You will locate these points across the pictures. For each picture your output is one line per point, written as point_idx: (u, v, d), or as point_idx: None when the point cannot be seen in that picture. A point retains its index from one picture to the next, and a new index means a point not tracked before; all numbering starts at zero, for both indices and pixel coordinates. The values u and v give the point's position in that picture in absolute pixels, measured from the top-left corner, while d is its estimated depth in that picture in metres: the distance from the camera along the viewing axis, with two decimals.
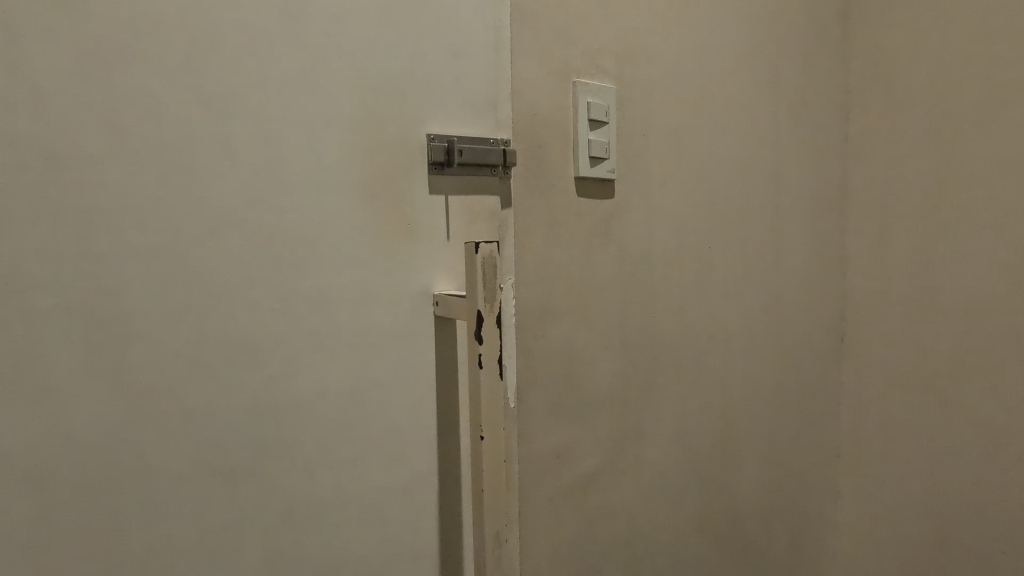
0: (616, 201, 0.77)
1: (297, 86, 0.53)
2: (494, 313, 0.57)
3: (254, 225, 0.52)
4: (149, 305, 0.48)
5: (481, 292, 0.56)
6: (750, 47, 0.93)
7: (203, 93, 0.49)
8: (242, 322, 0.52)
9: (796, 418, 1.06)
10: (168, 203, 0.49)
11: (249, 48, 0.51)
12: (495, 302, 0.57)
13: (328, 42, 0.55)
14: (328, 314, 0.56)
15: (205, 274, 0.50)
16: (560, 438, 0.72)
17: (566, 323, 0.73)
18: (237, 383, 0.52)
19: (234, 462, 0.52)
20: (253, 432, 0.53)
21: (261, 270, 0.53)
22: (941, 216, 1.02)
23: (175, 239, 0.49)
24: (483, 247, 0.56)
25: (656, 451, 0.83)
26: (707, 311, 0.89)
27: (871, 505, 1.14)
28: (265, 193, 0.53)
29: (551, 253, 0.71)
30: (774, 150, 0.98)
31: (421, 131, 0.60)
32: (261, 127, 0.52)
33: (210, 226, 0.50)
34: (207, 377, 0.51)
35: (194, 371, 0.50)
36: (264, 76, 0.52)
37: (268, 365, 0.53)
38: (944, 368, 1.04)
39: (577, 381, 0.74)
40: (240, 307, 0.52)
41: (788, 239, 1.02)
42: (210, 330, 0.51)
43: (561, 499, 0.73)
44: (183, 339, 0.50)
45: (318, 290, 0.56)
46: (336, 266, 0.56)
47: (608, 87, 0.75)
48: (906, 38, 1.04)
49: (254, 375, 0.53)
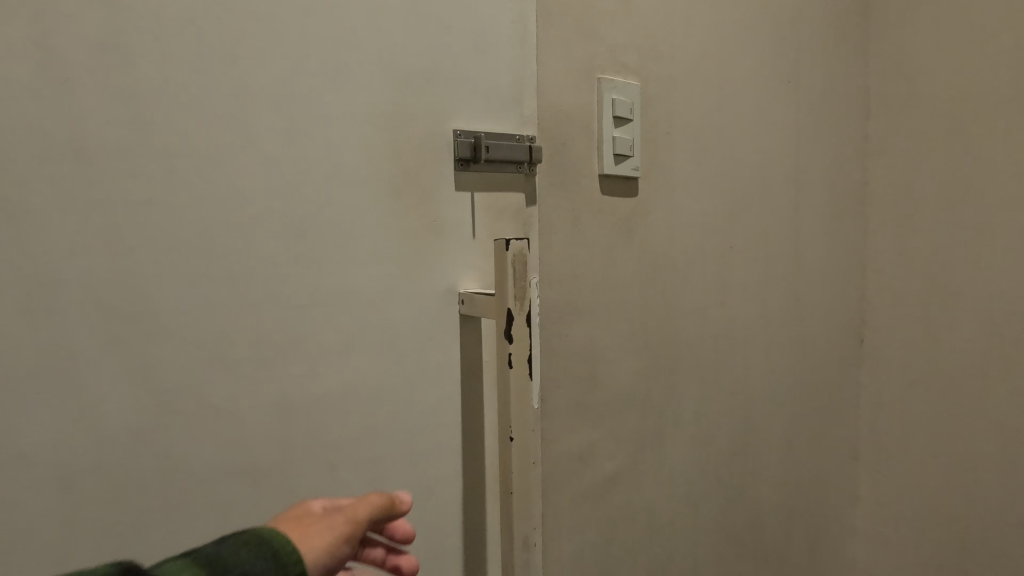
0: (640, 199, 0.76)
1: (326, 80, 0.53)
2: (525, 311, 0.56)
3: (282, 221, 0.52)
4: (176, 301, 0.47)
5: (511, 290, 0.55)
6: (771, 44, 0.92)
7: (232, 88, 0.49)
8: (268, 319, 0.51)
9: (815, 420, 1.05)
10: (195, 198, 0.48)
11: (278, 42, 0.51)
12: (525, 301, 0.56)
13: (356, 34, 0.54)
14: (354, 311, 0.55)
15: (231, 270, 0.50)
16: (582, 438, 0.72)
17: (589, 322, 0.72)
18: (263, 380, 0.51)
19: (260, 461, 0.51)
20: (278, 431, 0.52)
21: (288, 267, 0.52)
22: (964, 216, 1.00)
23: (203, 235, 0.48)
24: (513, 243, 0.55)
25: (678, 453, 0.82)
26: (728, 309, 0.88)
27: (890, 508, 1.13)
28: (293, 188, 0.52)
29: (575, 252, 0.70)
30: (795, 149, 0.97)
31: (448, 126, 0.60)
32: (290, 121, 0.51)
33: (236, 222, 0.50)
34: (234, 375, 0.50)
35: (220, 369, 0.49)
36: (294, 70, 0.51)
37: (293, 362, 0.53)
38: (967, 370, 1.02)
39: (599, 381, 0.73)
40: (266, 303, 0.51)
41: (808, 238, 1.01)
42: (237, 327, 0.50)
43: (583, 501, 0.72)
44: (211, 337, 0.49)
45: (344, 286, 0.55)
46: (363, 262, 0.56)
47: (632, 84, 0.74)
48: (927, 36, 1.03)
49: (280, 372, 0.52)
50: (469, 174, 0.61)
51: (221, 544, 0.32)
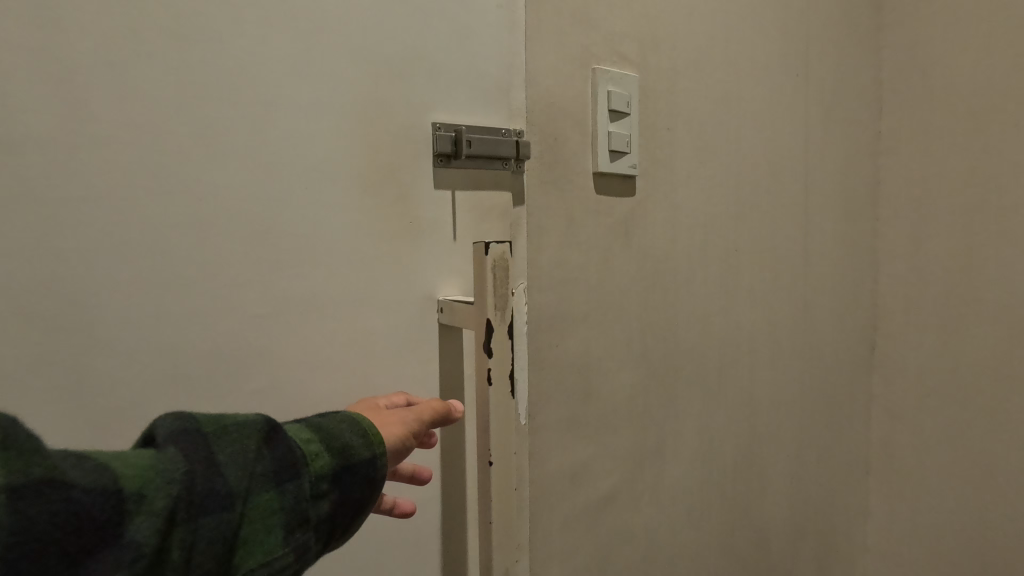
0: (639, 199, 0.71)
1: (291, 65, 0.48)
2: (507, 321, 0.51)
3: (240, 222, 0.47)
4: (121, 309, 0.43)
5: (491, 300, 0.50)
6: (780, 35, 0.87)
7: (182, 72, 0.44)
8: (227, 329, 0.47)
9: (825, 433, 0.99)
10: (141, 195, 0.43)
11: (236, 22, 0.46)
12: (506, 311, 0.51)
13: (324, 16, 0.49)
14: (322, 320, 0.51)
15: (184, 275, 0.45)
16: (576, 456, 0.66)
17: (583, 331, 0.66)
18: (216, 399, 0.47)
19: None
20: None
21: (248, 271, 0.47)
22: (984, 218, 0.94)
23: (151, 237, 0.44)
24: (494, 247, 0.50)
25: (679, 469, 0.77)
26: (733, 317, 0.83)
27: (904, 525, 1.07)
28: (254, 185, 0.47)
29: (569, 255, 0.65)
30: (804, 147, 0.92)
31: (427, 119, 0.55)
32: (251, 110, 0.47)
33: (189, 222, 0.45)
34: (186, 391, 0.45)
35: (172, 385, 0.45)
36: (254, 53, 0.46)
37: (252, 380, 0.48)
38: (988, 383, 0.95)
39: (593, 395, 0.68)
40: (224, 312, 0.47)
41: (818, 241, 0.95)
42: (188, 339, 0.45)
43: (576, 523, 0.67)
44: (158, 350, 0.44)
45: (312, 293, 0.50)
46: (328, 266, 0.51)
47: (630, 75, 0.69)
48: (947, 27, 0.96)
49: (236, 387, 0.47)
50: (451, 171, 0.56)
51: (323, 417, 0.37)
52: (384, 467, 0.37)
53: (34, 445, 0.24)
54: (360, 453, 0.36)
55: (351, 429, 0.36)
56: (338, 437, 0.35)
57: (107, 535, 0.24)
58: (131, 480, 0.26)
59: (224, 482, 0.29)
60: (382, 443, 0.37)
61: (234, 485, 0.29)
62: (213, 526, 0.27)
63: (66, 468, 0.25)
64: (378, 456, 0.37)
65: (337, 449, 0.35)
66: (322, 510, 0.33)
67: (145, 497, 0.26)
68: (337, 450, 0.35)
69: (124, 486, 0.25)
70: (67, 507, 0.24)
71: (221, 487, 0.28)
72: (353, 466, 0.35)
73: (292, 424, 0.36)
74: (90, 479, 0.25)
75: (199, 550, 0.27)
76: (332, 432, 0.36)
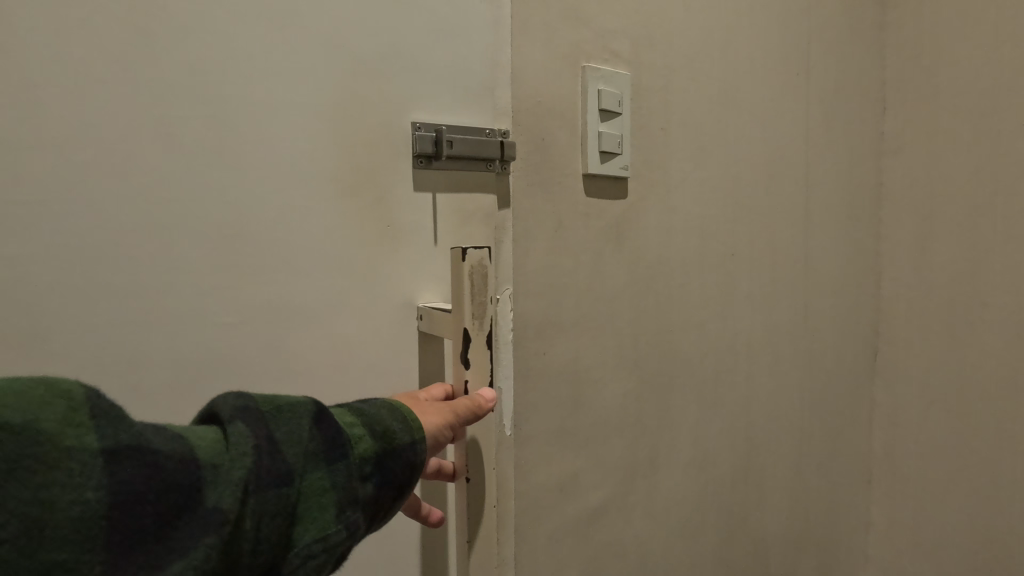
0: (631, 202, 0.68)
1: (261, 62, 0.46)
2: (485, 330, 0.49)
3: (207, 227, 0.45)
4: (75, 317, 0.41)
5: (468, 308, 0.48)
6: (780, 32, 0.84)
7: (144, 69, 0.42)
8: (190, 338, 0.45)
9: (825, 441, 0.97)
10: (96, 197, 0.41)
11: (202, 16, 0.44)
12: (485, 320, 0.49)
13: (295, 10, 0.47)
14: (295, 330, 0.49)
15: (141, 281, 0.43)
16: (563, 468, 0.64)
17: (573, 338, 0.64)
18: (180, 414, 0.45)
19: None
20: None
21: (212, 277, 0.45)
22: (991, 221, 0.91)
23: (108, 241, 0.41)
24: (471, 253, 0.48)
25: (672, 481, 0.75)
26: (730, 323, 0.80)
27: (907, 537, 1.04)
28: (218, 186, 0.45)
29: (557, 260, 0.63)
30: (805, 148, 0.89)
31: (407, 119, 0.53)
32: (215, 107, 0.44)
33: (149, 225, 0.43)
34: (147, 405, 0.43)
35: (129, 397, 0.43)
36: (219, 48, 0.44)
37: (219, 395, 0.46)
38: (995, 392, 0.92)
39: (582, 405, 0.65)
40: (186, 320, 0.44)
41: (819, 244, 0.93)
42: (151, 351, 0.43)
43: (564, 537, 0.65)
44: (116, 362, 0.42)
45: (282, 300, 0.48)
46: (301, 273, 0.49)
47: (622, 73, 0.66)
48: (954, 23, 0.93)
49: (202, 401, 0.45)
50: (433, 173, 0.54)
51: (365, 403, 0.39)
52: (424, 452, 0.39)
53: (122, 414, 0.27)
54: (401, 437, 0.38)
55: (392, 415, 0.38)
56: (381, 421, 0.38)
57: (188, 499, 0.27)
58: (204, 451, 0.29)
59: (282, 456, 0.31)
60: (419, 429, 0.39)
61: (292, 464, 0.31)
62: (274, 500, 0.30)
63: (151, 437, 0.28)
64: (418, 441, 0.39)
65: (380, 433, 0.37)
66: (368, 490, 0.35)
67: (217, 467, 0.29)
68: (380, 433, 0.37)
69: (199, 456, 0.28)
70: (157, 471, 0.27)
71: (282, 460, 0.31)
72: (394, 449, 0.37)
73: (337, 408, 0.38)
74: (172, 446, 0.28)
75: (266, 517, 0.29)
76: (374, 416, 0.38)
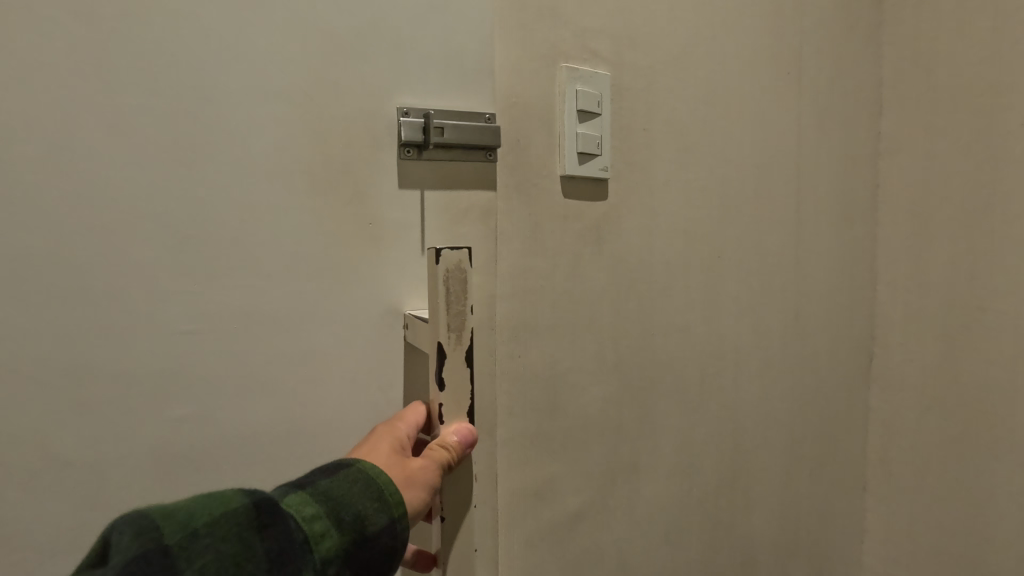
0: (611, 203, 0.67)
1: (220, 63, 0.46)
2: (463, 345, 0.48)
3: (160, 236, 0.45)
4: (30, 326, 0.41)
5: (444, 318, 0.46)
6: (771, 31, 0.83)
7: (99, 80, 0.42)
8: (147, 346, 0.44)
9: (818, 447, 0.95)
10: (53, 207, 0.42)
11: (156, 22, 0.44)
12: (461, 332, 0.47)
13: (256, 13, 0.47)
14: (256, 339, 0.48)
15: (98, 289, 0.43)
16: (539, 472, 0.63)
17: (550, 342, 0.63)
18: (130, 426, 0.44)
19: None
20: (154, 478, 0.45)
21: (171, 283, 0.45)
22: (989, 224, 0.88)
23: (63, 251, 0.42)
24: (445, 255, 0.46)
25: (654, 487, 0.74)
26: (717, 327, 0.79)
27: (903, 546, 1.02)
28: (176, 194, 0.45)
29: (533, 262, 0.62)
30: (797, 150, 0.88)
31: (374, 119, 0.52)
32: (171, 116, 0.45)
33: (104, 235, 0.43)
34: (106, 413, 0.44)
35: (84, 408, 0.43)
36: (173, 54, 0.44)
37: (176, 409, 0.46)
38: (989, 399, 0.89)
39: (560, 409, 0.64)
40: (143, 328, 0.44)
41: (812, 247, 0.91)
42: (105, 360, 0.43)
43: (539, 543, 0.64)
44: (62, 372, 0.42)
45: (244, 307, 0.48)
46: (258, 281, 0.48)
47: (601, 73, 0.65)
48: (953, 21, 0.91)
49: (154, 412, 0.45)
50: (404, 173, 0.53)
51: (339, 481, 0.40)
52: (403, 529, 0.41)
53: None
54: (372, 523, 0.40)
55: (364, 499, 0.40)
56: (349, 509, 0.39)
57: None
58: None
59: None
60: (401, 504, 0.42)
61: None
62: None
63: None
64: (393, 522, 0.41)
65: (347, 523, 0.39)
66: None
67: None
68: (350, 520, 0.39)
69: None
70: None
71: None
72: (365, 536, 0.39)
73: (307, 488, 0.40)
74: None
75: None
76: (342, 503, 0.39)
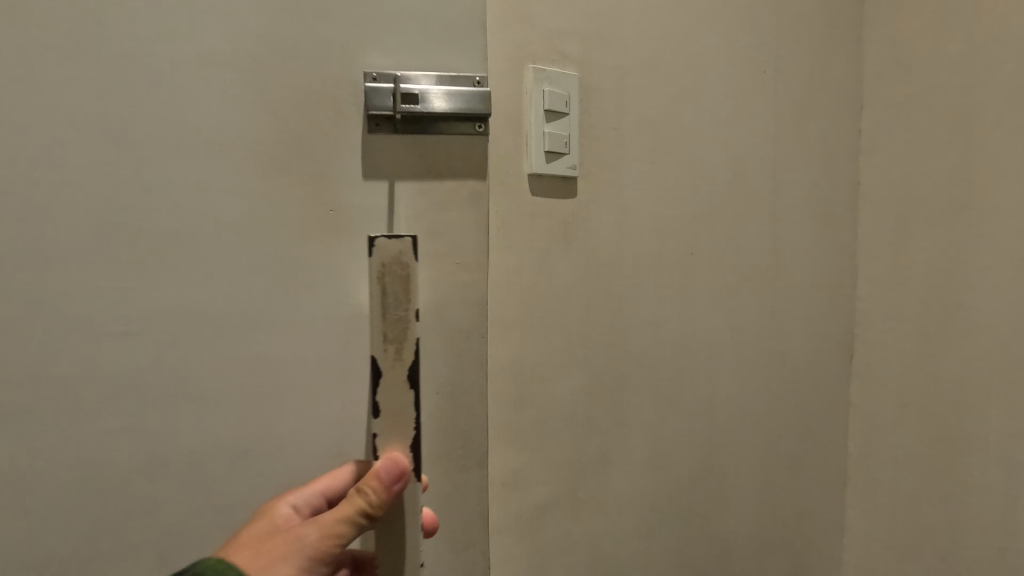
0: (580, 201, 0.69)
1: (166, 78, 0.48)
2: (401, 355, 0.47)
3: (106, 240, 0.47)
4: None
5: (381, 324, 0.46)
6: (747, 30, 0.84)
7: (56, 101, 0.46)
8: (104, 346, 0.48)
9: (797, 443, 0.96)
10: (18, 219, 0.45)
11: (105, 41, 0.47)
12: (400, 338, 0.47)
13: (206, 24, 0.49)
14: (202, 339, 0.50)
15: (58, 294, 0.46)
16: (507, 462, 0.65)
17: (517, 336, 0.65)
18: (70, 422, 0.47)
19: (63, 537, 0.47)
20: (114, 469, 0.48)
21: (127, 285, 0.48)
22: (966, 221, 0.89)
23: (26, 261, 0.46)
24: (380, 248, 0.45)
25: (625, 479, 0.75)
26: (689, 322, 0.80)
27: (883, 541, 1.02)
28: (130, 201, 0.48)
29: (499, 259, 0.64)
30: (774, 147, 0.88)
31: (330, 119, 0.54)
32: (123, 128, 0.48)
33: (65, 242, 0.46)
34: (66, 408, 0.47)
35: (45, 404, 0.46)
36: (123, 70, 0.47)
37: (117, 414, 0.48)
38: (965, 394, 0.90)
39: (527, 401, 0.66)
40: (101, 328, 0.47)
41: (789, 244, 0.92)
42: (56, 357, 0.47)
43: (507, 532, 0.66)
44: (25, 371, 0.46)
45: (195, 306, 0.50)
46: (198, 283, 0.50)
47: (569, 74, 0.67)
48: (932, 19, 0.91)
49: (109, 407, 0.48)
50: (363, 167, 0.55)
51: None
52: None
53: None
54: None
55: None
56: None
57: None
58: None
59: None
60: None
61: None
62: None
63: None
64: None
65: None
66: None
67: None
68: None
69: None
70: None
71: None
72: None
73: None
74: None
75: None
76: None
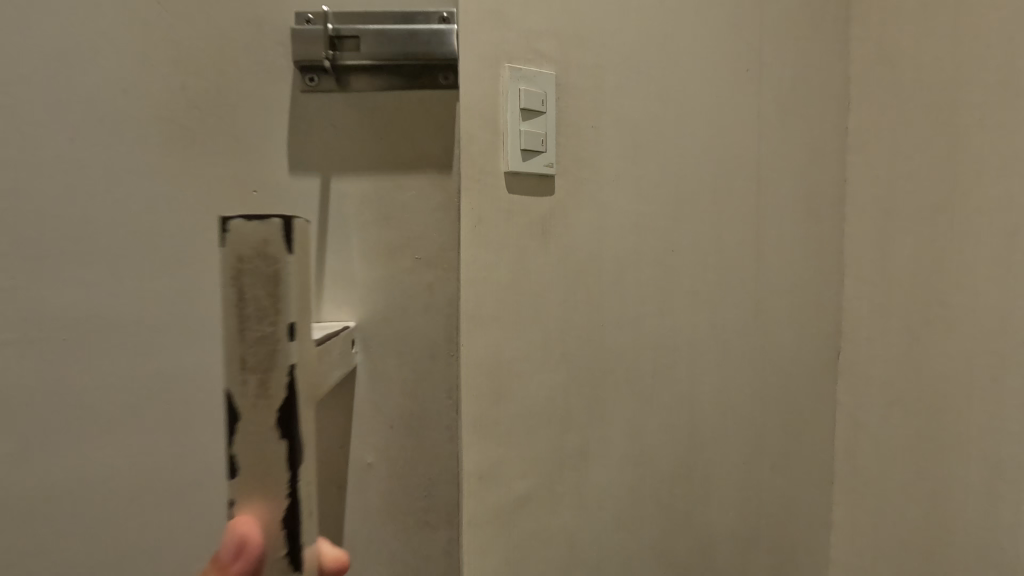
0: (558, 198, 0.70)
1: (119, 111, 0.63)
2: (266, 390, 0.33)
3: (105, 244, 0.64)
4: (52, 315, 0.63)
5: (235, 347, 0.33)
6: (729, 28, 0.84)
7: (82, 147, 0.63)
8: (114, 325, 0.64)
9: (781, 441, 0.96)
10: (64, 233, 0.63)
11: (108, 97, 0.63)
12: (262, 370, 0.33)
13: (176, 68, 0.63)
14: (176, 321, 0.65)
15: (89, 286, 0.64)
16: (484, 457, 0.66)
17: (493, 332, 0.66)
18: (92, 380, 0.64)
19: (92, 464, 0.65)
20: (122, 417, 0.65)
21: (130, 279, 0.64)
22: (950, 218, 0.89)
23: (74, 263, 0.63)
24: (231, 234, 0.32)
25: (603, 475, 0.76)
26: (669, 319, 0.81)
27: (870, 539, 1.02)
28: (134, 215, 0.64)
29: (475, 256, 0.65)
30: (757, 145, 0.89)
31: (245, 148, 0.66)
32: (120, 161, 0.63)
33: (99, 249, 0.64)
34: (92, 371, 0.64)
35: (79, 369, 0.64)
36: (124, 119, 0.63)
37: (74, 400, 0.64)
38: (950, 392, 0.90)
39: (504, 396, 0.67)
40: (114, 311, 0.64)
41: (772, 241, 0.92)
42: (71, 329, 0.64)
43: (484, 526, 0.67)
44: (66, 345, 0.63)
45: (179, 292, 0.65)
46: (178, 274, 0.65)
47: (546, 73, 0.67)
48: (917, 16, 0.91)
49: (62, 368, 0.64)
50: None
51: None
52: None
53: None
54: None
55: None
56: None
57: None
58: None
59: None
60: None
61: None
62: None
63: None
64: None
65: None
66: None
67: None
68: None
69: None
70: None
71: None
72: None
73: None
74: None
75: None
76: None
